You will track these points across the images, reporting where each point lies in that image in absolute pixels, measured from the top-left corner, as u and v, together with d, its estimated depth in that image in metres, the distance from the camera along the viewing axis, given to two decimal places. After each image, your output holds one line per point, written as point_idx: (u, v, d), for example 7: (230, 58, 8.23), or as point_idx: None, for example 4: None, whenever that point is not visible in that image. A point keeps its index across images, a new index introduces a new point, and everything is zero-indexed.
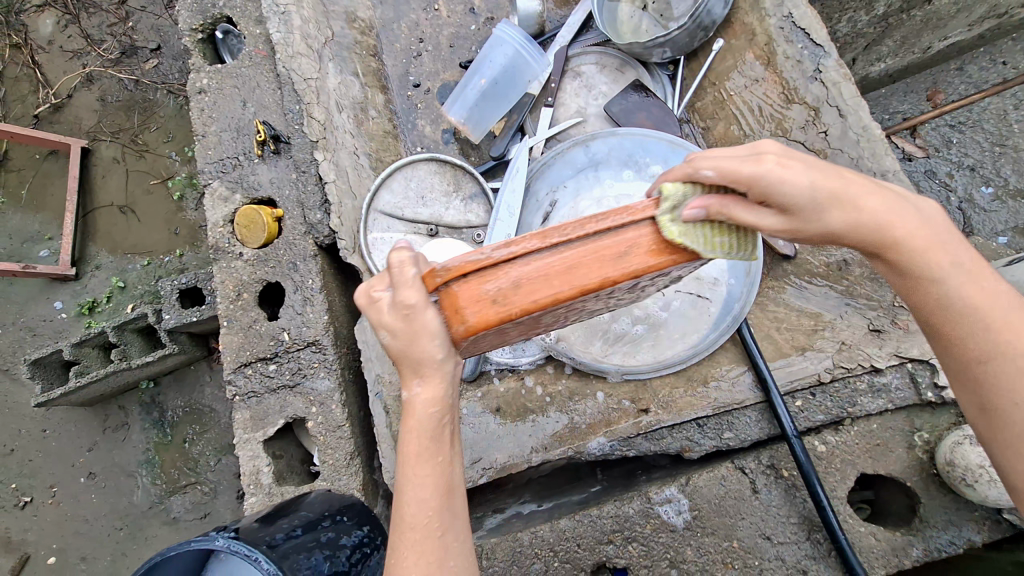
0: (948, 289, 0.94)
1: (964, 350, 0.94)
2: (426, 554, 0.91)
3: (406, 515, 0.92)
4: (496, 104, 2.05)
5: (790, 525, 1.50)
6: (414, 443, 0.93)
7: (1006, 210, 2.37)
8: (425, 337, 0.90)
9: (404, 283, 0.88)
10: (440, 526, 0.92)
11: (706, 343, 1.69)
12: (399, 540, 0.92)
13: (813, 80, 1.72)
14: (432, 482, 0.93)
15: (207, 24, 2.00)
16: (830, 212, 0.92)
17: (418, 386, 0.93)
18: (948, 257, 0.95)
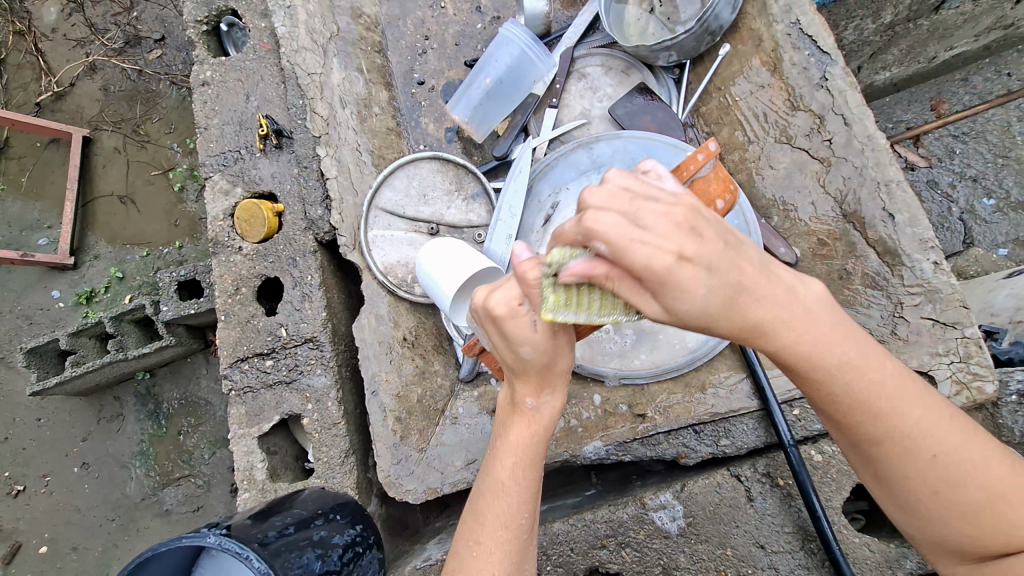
0: (837, 385, 0.91)
1: (864, 434, 0.93)
2: (510, 547, 1.09)
3: (492, 514, 1.10)
4: (502, 104, 2.05)
5: (784, 534, 1.49)
6: (522, 453, 1.10)
7: (1007, 222, 2.36)
8: (563, 360, 1.03)
9: (519, 314, 0.95)
10: (524, 530, 1.10)
11: (705, 349, 1.69)
12: (482, 535, 1.10)
13: (819, 88, 1.71)
14: (522, 487, 1.09)
15: (213, 16, 2.00)
16: (721, 318, 0.82)
17: (547, 398, 1.08)
18: (846, 351, 0.90)
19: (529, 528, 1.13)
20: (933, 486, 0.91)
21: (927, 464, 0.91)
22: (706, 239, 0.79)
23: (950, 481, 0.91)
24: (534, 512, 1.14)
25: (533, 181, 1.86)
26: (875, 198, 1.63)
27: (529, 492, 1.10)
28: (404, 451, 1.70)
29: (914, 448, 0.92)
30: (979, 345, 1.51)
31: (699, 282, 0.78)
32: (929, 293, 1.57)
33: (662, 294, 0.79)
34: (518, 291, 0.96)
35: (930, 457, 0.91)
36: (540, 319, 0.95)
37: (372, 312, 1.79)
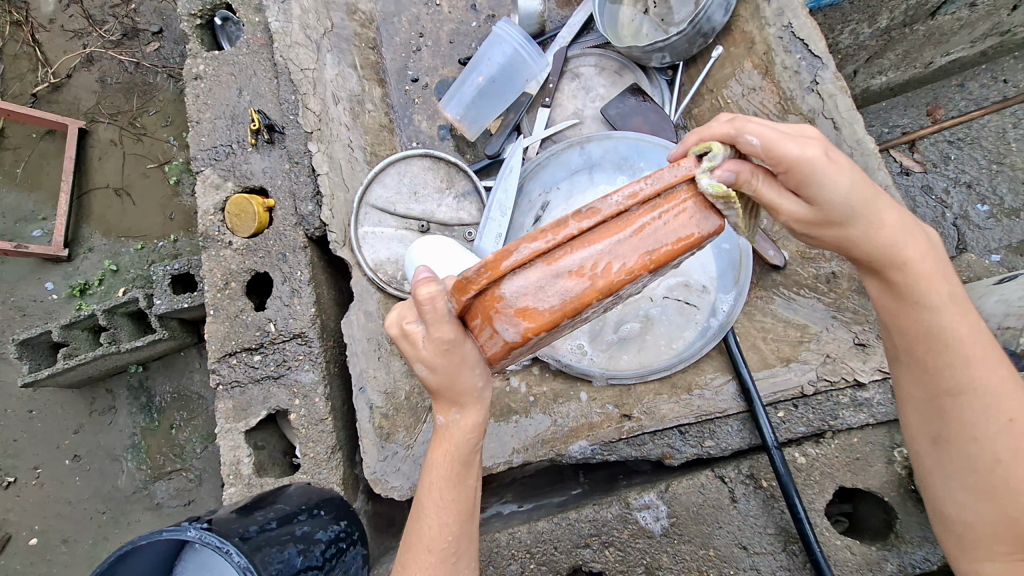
0: (937, 321, 1.10)
1: (937, 381, 1.13)
2: (437, 569, 1.11)
3: (425, 534, 1.12)
4: (494, 103, 2.04)
5: (767, 535, 1.50)
6: (444, 472, 1.11)
7: (1000, 228, 2.38)
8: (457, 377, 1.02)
9: (438, 319, 0.94)
10: (454, 550, 1.12)
11: (693, 350, 1.70)
12: (412, 557, 1.12)
13: (809, 91, 1.71)
14: (448, 506, 1.11)
15: (206, 10, 2.00)
16: (857, 221, 1.02)
17: (456, 415, 1.08)
18: (942, 286, 1.09)
19: (468, 538, 1.14)
20: (992, 460, 1.07)
21: (999, 424, 1.08)
22: (845, 161, 0.99)
23: (995, 460, 1.07)
24: (466, 530, 1.13)
25: (524, 179, 1.87)
26: None
27: (454, 511, 1.11)
28: (391, 447, 1.70)
29: (993, 406, 1.08)
30: None
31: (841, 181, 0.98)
32: None
33: (806, 189, 0.98)
34: (412, 313, 1.02)
35: (1006, 420, 1.07)
36: (429, 332, 0.96)
37: (360, 309, 1.80)
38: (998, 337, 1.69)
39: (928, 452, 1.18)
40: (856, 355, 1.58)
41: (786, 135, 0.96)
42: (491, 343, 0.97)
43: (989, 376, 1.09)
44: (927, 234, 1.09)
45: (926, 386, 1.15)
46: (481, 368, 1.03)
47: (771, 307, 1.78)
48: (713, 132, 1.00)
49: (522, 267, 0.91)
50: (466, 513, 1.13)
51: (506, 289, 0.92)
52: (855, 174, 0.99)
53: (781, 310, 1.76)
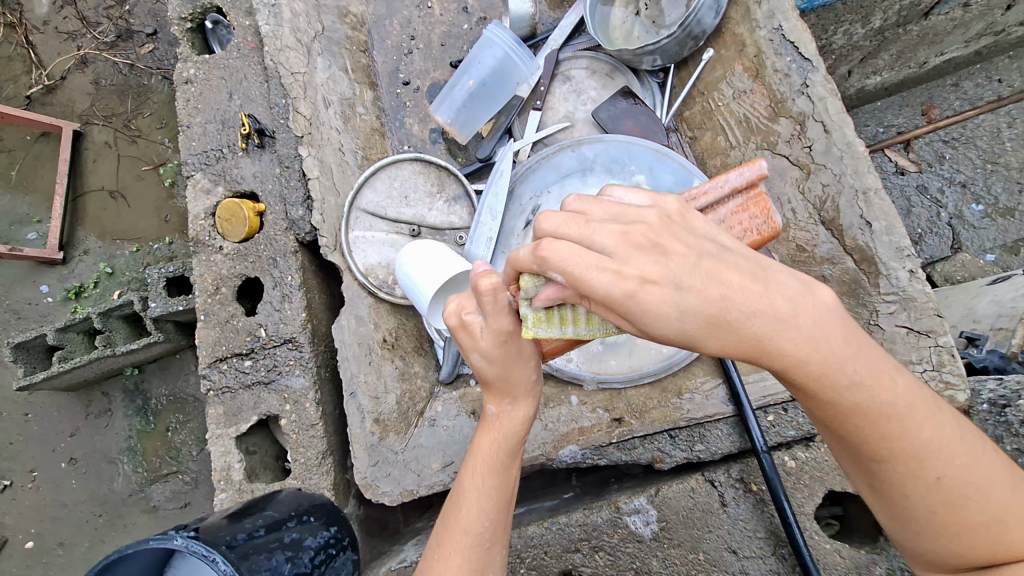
0: (846, 396, 0.88)
1: (860, 451, 0.93)
2: (469, 553, 1.12)
3: (462, 517, 1.14)
4: (485, 106, 2.04)
5: (756, 539, 1.50)
6: (489, 458, 1.17)
7: (995, 227, 2.38)
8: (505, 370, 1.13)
9: (498, 311, 1.02)
10: (489, 537, 1.14)
11: (683, 355, 1.68)
12: (448, 536, 1.14)
13: (800, 94, 1.70)
14: (485, 492, 1.15)
15: (197, 13, 2.00)
16: (706, 338, 0.83)
17: (508, 407, 1.17)
18: (859, 365, 0.87)
19: (501, 529, 1.16)
20: (943, 511, 0.91)
21: (928, 483, 0.90)
22: (654, 256, 0.83)
23: (957, 498, 0.90)
24: (500, 522, 1.15)
25: (515, 184, 1.87)
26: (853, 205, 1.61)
27: (494, 498, 1.14)
28: (382, 452, 1.70)
29: (924, 465, 0.90)
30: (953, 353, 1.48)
31: (655, 295, 0.82)
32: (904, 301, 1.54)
33: (625, 312, 0.84)
34: (471, 304, 1.07)
35: (935, 481, 0.90)
36: (487, 323, 1.04)
37: (351, 313, 1.79)
38: (991, 338, 1.68)
39: (883, 514, 0.99)
40: None
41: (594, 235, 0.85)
42: (503, 326, 0.97)
43: (915, 439, 0.89)
44: (811, 297, 0.84)
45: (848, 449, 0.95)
46: (534, 361, 1.14)
47: None
48: (664, 179, 0.95)
49: (534, 259, 0.89)
50: (502, 509, 1.16)
51: (523, 281, 0.92)
52: (674, 266, 0.82)
53: None
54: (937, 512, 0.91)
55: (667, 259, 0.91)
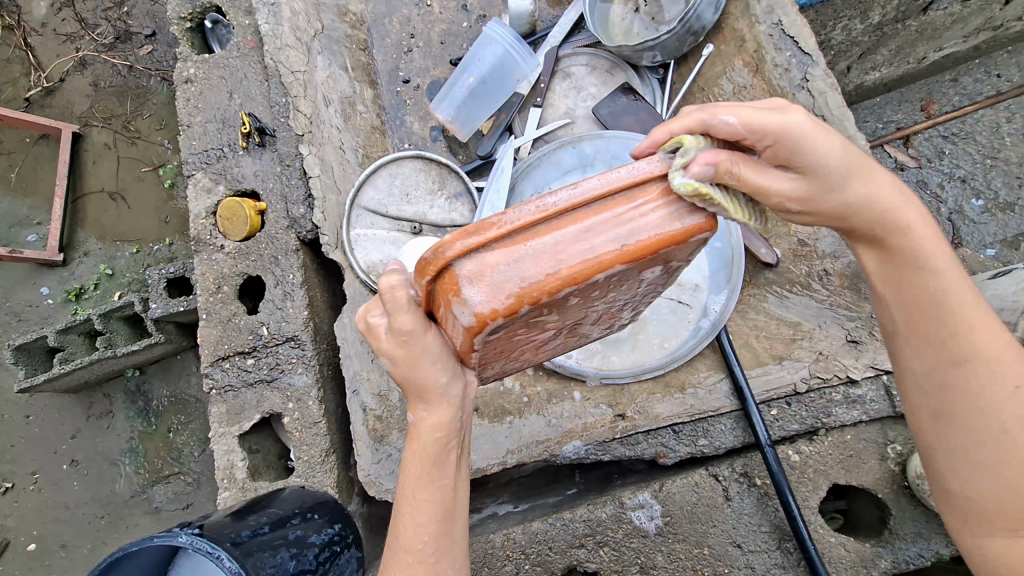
0: (940, 284, 0.99)
1: (940, 351, 1.00)
2: (417, 572, 1.01)
3: (401, 535, 1.03)
4: (485, 103, 2.03)
5: (760, 534, 1.50)
6: (418, 468, 1.03)
7: (995, 222, 2.38)
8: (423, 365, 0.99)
9: (397, 308, 0.91)
10: (432, 555, 1.02)
11: (686, 350, 1.69)
12: (393, 560, 1.02)
13: (800, 88, 1.71)
14: (421, 504, 1.02)
15: (197, 13, 2.00)
16: (852, 189, 0.92)
17: (424, 412, 1.02)
18: (942, 251, 0.99)
19: (450, 537, 1.04)
20: (1000, 431, 0.95)
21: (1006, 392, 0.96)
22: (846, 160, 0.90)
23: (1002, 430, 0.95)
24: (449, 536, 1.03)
25: (515, 181, 1.88)
26: None
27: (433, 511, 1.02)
28: (385, 450, 1.69)
29: (991, 390, 0.96)
30: None
31: (783, 181, 0.88)
32: None
33: (795, 158, 0.88)
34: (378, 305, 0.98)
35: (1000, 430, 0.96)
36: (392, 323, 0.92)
37: (353, 311, 1.79)
38: None
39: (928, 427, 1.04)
40: (849, 352, 1.59)
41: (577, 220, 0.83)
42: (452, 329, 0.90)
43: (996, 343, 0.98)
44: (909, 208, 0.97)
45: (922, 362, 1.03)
46: (447, 360, 0.98)
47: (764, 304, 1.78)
48: (682, 122, 0.87)
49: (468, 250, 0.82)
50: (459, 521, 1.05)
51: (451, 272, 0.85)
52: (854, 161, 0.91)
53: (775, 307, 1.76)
54: (997, 428, 0.96)
55: (721, 211, 0.87)
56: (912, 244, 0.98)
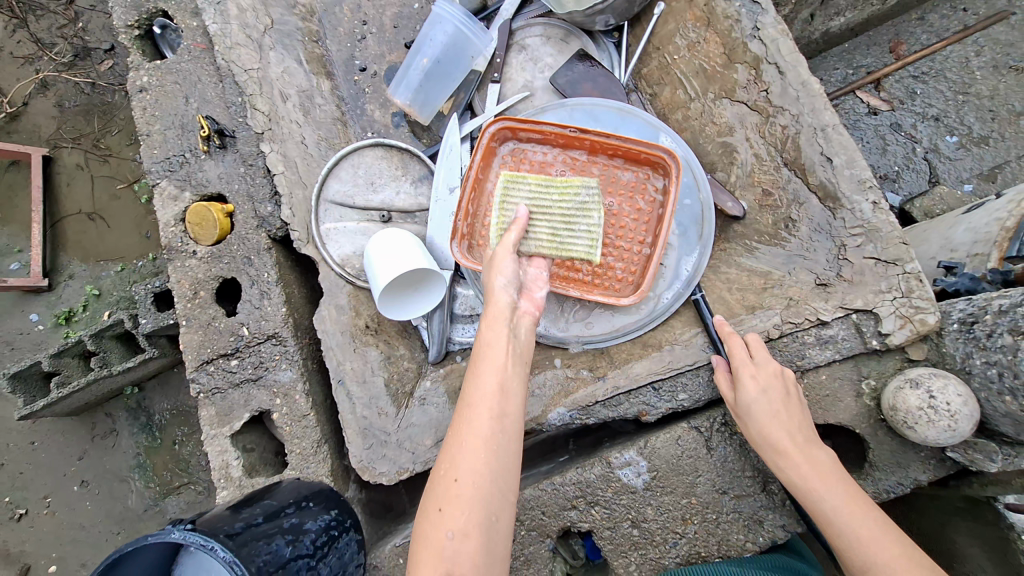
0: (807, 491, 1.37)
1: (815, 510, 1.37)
2: (492, 421, 1.17)
3: (473, 390, 1.21)
4: (442, 84, 2.03)
5: (745, 478, 1.54)
6: (494, 349, 1.26)
7: (971, 157, 2.39)
8: (483, 364, 1.23)
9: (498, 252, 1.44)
10: (499, 412, 1.18)
11: (663, 309, 1.75)
12: (464, 415, 1.19)
13: (752, 38, 1.68)
14: (484, 383, 1.21)
15: (143, 20, 1.98)
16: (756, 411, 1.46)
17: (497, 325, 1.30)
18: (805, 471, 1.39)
19: (510, 431, 1.18)
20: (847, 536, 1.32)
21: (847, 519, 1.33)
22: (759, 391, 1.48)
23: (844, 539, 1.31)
24: (495, 527, 1.12)
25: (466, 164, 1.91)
26: (813, 143, 1.62)
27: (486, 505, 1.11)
28: (374, 435, 1.73)
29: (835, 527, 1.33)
30: (921, 279, 1.49)
31: (609, 199, 1.74)
32: (870, 233, 1.56)
33: (621, 180, 1.74)
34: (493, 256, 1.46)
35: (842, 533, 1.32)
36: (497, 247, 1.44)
37: (331, 303, 1.81)
38: (968, 264, 1.67)
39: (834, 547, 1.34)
40: (819, 295, 1.60)
41: (591, 168, 1.74)
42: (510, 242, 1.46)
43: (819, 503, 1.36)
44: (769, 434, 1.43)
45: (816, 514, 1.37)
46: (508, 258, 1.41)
47: (735, 258, 1.79)
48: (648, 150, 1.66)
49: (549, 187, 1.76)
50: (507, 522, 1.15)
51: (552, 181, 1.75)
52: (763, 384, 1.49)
53: (744, 260, 1.77)
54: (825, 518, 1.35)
55: (648, 178, 1.73)
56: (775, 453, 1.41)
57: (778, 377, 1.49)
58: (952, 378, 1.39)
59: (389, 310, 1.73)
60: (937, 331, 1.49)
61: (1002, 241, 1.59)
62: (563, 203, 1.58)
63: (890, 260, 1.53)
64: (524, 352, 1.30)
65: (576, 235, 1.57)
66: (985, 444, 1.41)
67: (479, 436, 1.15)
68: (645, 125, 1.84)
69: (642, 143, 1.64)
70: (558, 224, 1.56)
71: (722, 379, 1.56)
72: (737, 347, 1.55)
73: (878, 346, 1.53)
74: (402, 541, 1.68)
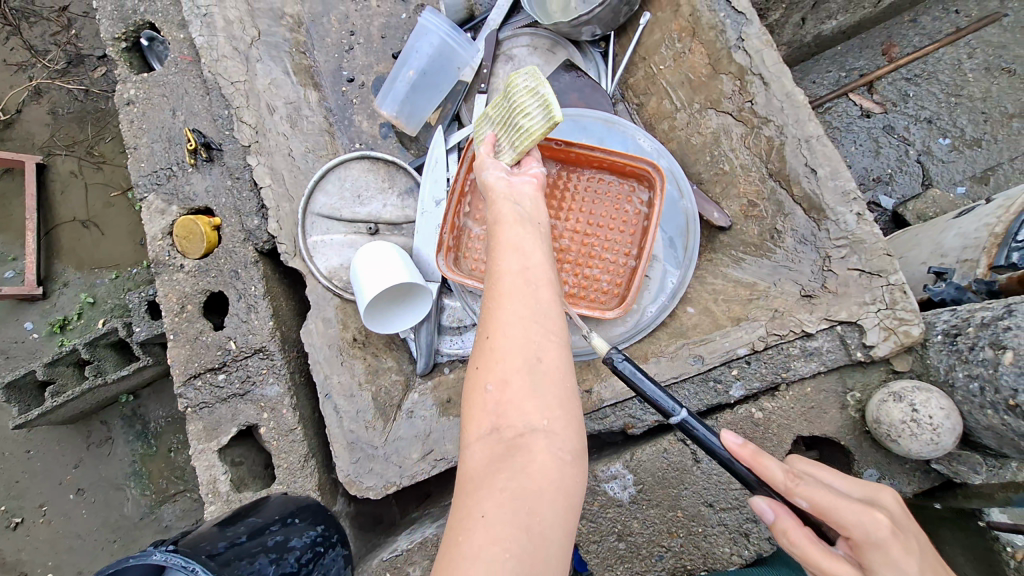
0: None
1: None
2: (520, 280, 1.10)
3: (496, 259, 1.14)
4: (429, 95, 2.03)
5: (732, 491, 1.53)
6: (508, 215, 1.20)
7: (963, 159, 2.39)
8: (500, 229, 1.18)
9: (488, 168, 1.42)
10: (531, 273, 1.11)
11: (648, 321, 1.78)
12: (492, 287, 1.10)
13: (736, 49, 1.67)
14: (507, 249, 1.14)
15: (131, 31, 1.98)
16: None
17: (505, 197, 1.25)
18: None
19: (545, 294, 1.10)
20: None
21: None
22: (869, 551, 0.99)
23: None
24: (540, 367, 1.03)
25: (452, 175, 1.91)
26: (797, 154, 1.61)
27: (524, 348, 1.01)
28: (362, 449, 1.73)
29: None
30: (905, 291, 1.49)
31: (594, 208, 1.75)
32: (854, 244, 1.56)
33: (605, 192, 1.74)
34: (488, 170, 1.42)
35: None
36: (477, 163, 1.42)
37: (318, 317, 1.81)
38: (958, 271, 1.67)
39: None
40: (804, 307, 1.60)
41: (576, 178, 1.74)
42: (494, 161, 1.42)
43: None
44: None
45: None
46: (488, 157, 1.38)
47: (723, 270, 1.81)
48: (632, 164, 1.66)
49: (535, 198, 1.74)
50: (560, 363, 1.05)
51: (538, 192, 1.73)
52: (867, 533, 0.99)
53: (732, 271, 1.79)
54: None
55: (632, 189, 1.73)
56: None
57: (906, 533, 1.01)
58: (935, 391, 1.39)
59: (376, 325, 1.74)
60: (922, 342, 1.49)
61: (991, 247, 1.58)
62: (516, 90, 1.44)
63: (874, 271, 1.53)
64: (536, 213, 1.23)
65: (532, 114, 1.38)
66: (969, 456, 1.44)
67: (510, 297, 1.08)
68: (630, 136, 1.84)
69: (627, 157, 1.65)
70: (517, 117, 1.42)
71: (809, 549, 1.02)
72: (828, 505, 1.01)
73: (863, 358, 1.53)
74: (390, 555, 1.68)
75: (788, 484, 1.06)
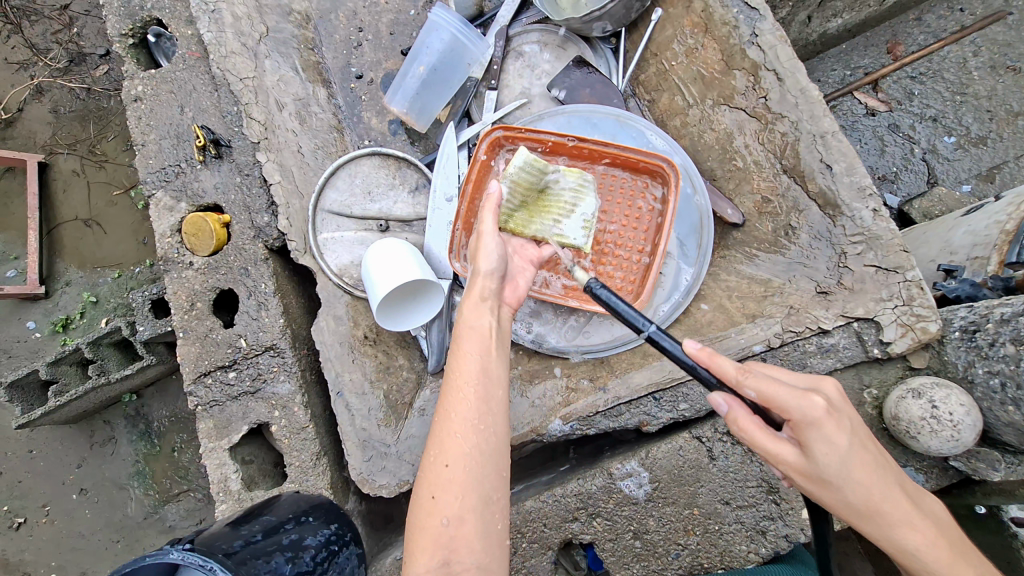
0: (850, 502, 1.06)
1: (874, 531, 1.07)
2: (477, 410, 1.16)
3: (454, 383, 1.19)
4: (439, 91, 2.01)
5: (748, 488, 1.52)
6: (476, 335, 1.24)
7: (968, 158, 2.38)
8: (467, 344, 1.22)
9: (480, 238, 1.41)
10: (486, 402, 1.16)
11: (663, 318, 1.77)
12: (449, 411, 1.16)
13: (750, 44, 1.65)
14: (465, 378, 1.18)
15: (138, 28, 1.96)
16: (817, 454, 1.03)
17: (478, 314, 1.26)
18: (870, 492, 1.05)
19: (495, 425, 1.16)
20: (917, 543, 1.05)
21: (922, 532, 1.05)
22: (816, 433, 1.03)
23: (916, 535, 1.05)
24: (490, 508, 1.12)
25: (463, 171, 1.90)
26: (812, 151, 1.60)
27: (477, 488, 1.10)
28: (374, 447, 1.73)
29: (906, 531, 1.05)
30: (922, 287, 1.48)
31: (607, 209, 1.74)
32: (870, 240, 1.55)
33: (619, 191, 1.74)
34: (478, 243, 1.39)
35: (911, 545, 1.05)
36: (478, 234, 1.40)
37: (329, 314, 1.79)
38: (968, 268, 1.65)
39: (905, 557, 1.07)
40: (820, 303, 1.59)
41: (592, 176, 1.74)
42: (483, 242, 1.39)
43: (889, 520, 1.05)
44: (826, 463, 1.03)
45: (879, 528, 1.06)
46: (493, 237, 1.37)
47: (737, 267, 1.81)
48: (651, 159, 1.65)
49: None
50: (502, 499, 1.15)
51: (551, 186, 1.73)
52: (812, 414, 1.02)
53: (745, 267, 1.79)
54: (901, 535, 1.05)
55: (649, 187, 1.73)
56: (834, 488, 1.05)
57: (842, 414, 1.05)
58: (955, 387, 1.38)
59: (388, 323, 1.73)
60: (939, 338, 1.48)
61: (1002, 244, 1.57)
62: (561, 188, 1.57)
63: (890, 267, 1.52)
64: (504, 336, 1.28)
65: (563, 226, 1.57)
66: (988, 452, 1.43)
67: (466, 422, 1.15)
68: (643, 132, 1.83)
69: (646, 153, 1.64)
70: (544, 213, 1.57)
71: (757, 435, 1.07)
72: (773, 393, 1.04)
73: (880, 354, 1.52)
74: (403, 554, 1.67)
75: (737, 377, 1.09)
